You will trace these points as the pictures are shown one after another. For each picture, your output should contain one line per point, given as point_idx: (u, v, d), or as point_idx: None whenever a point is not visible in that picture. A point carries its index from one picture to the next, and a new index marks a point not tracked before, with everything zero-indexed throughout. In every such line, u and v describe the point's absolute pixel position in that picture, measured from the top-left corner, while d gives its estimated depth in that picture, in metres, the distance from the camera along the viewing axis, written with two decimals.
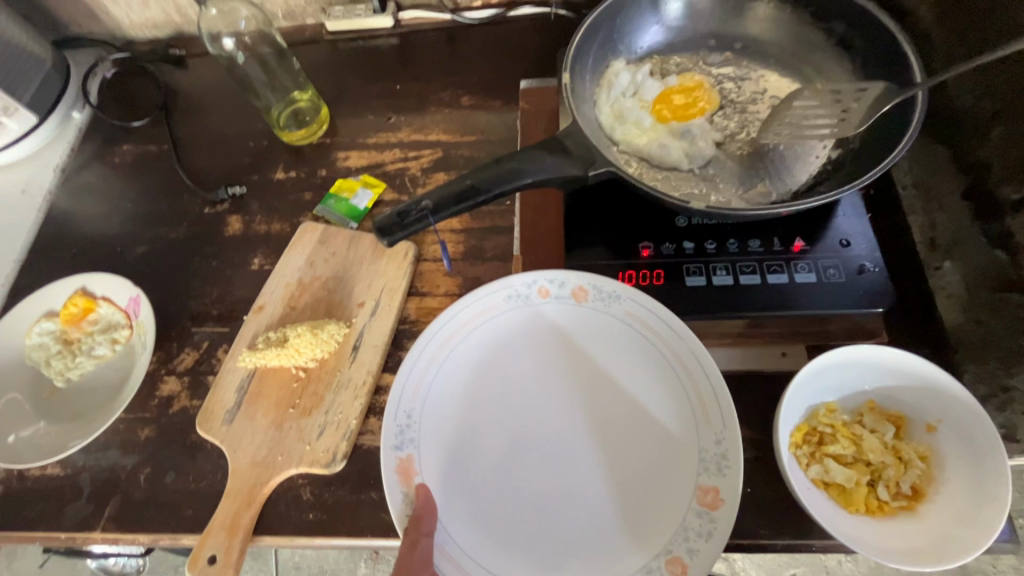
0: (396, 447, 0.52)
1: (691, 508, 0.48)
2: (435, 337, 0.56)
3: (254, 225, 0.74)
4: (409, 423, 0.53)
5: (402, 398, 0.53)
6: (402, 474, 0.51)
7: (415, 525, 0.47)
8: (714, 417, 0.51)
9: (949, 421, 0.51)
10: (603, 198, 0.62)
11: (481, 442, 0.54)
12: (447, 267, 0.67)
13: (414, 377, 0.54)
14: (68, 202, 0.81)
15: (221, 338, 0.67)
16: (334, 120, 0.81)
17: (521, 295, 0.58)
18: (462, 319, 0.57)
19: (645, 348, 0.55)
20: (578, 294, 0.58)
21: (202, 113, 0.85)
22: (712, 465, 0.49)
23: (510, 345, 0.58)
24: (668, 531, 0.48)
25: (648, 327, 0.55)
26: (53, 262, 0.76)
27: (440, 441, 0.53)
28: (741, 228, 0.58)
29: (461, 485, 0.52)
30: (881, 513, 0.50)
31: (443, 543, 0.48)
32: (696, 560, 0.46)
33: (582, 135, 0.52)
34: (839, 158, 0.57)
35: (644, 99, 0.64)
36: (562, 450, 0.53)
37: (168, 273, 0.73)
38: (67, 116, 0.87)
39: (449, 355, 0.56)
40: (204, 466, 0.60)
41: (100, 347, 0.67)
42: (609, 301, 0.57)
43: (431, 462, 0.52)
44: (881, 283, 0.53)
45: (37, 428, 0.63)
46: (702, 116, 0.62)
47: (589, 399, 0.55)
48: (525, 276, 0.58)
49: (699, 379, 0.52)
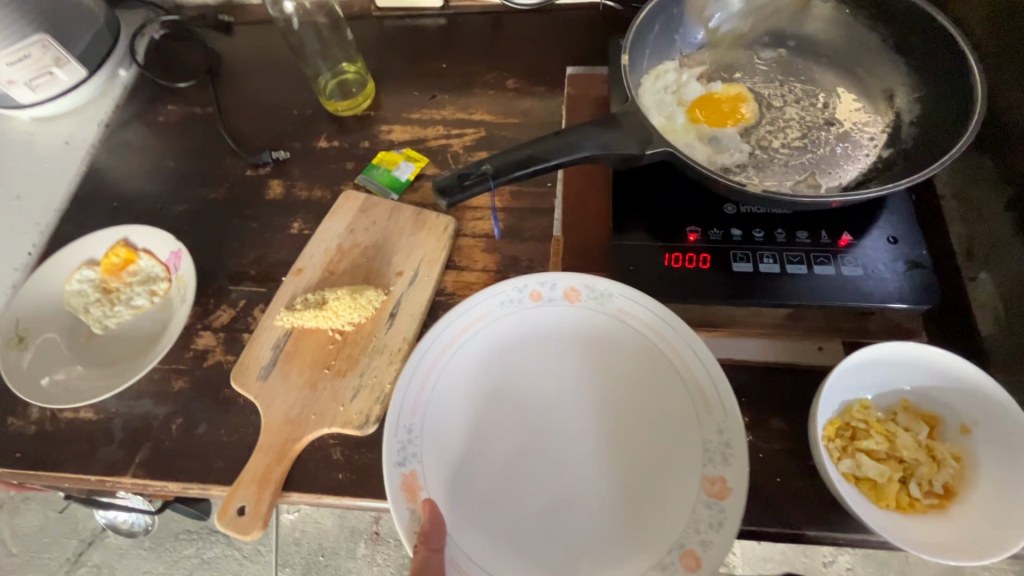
0: (399, 464, 0.51)
1: (700, 499, 0.49)
2: (431, 348, 0.56)
3: (295, 190, 0.75)
4: (411, 438, 0.52)
5: (401, 414, 0.53)
6: (408, 490, 0.50)
7: (424, 542, 0.47)
8: (714, 407, 0.52)
9: (986, 423, 0.51)
10: (648, 184, 0.62)
11: (484, 449, 0.54)
12: (496, 234, 0.69)
13: (412, 391, 0.54)
14: (111, 157, 0.82)
15: (257, 298, 0.68)
16: (378, 94, 0.82)
17: (512, 300, 0.59)
18: (459, 324, 0.58)
19: (640, 345, 0.57)
20: (569, 296, 0.59)
21: (248, 79, 0.86)
22: (717, 455, 0.50)
23: (506, 349, 0.58)
24: (677, 524, 0.49)
25: (642, 325, 0.56)
26: (94, 214, 0.77)
27: (442, 455, 0.53)
28: (788, 219, 0.58)
29: (467, 494, 0.52)
30: (912, 510, 0.50)
31: (456, 558, 0.48)
32: (712, 552, 0.47)
33: (638, 113, 0.52)
34: (890, 157, 0.57)
35: (683, 98, 0.61)
36: (563, 450, 0.54)
37: (207, 231, 0.73)
38: (114, 74, 0.88)
39: (447, 365, 0.56)
40: (236, 421, 0.61)
41: (138, 298, 0.68)
42: (600, 301, 0.58)
43: (435, 476, 0.52)
44: (925, 281, 0.54)
45: (72, 371, 0.64)
46: (750, 101, 0.60)
47: (588, 400, 0.56)
48: (514, 282, 0.59)
49: (694, 370, 0.54)
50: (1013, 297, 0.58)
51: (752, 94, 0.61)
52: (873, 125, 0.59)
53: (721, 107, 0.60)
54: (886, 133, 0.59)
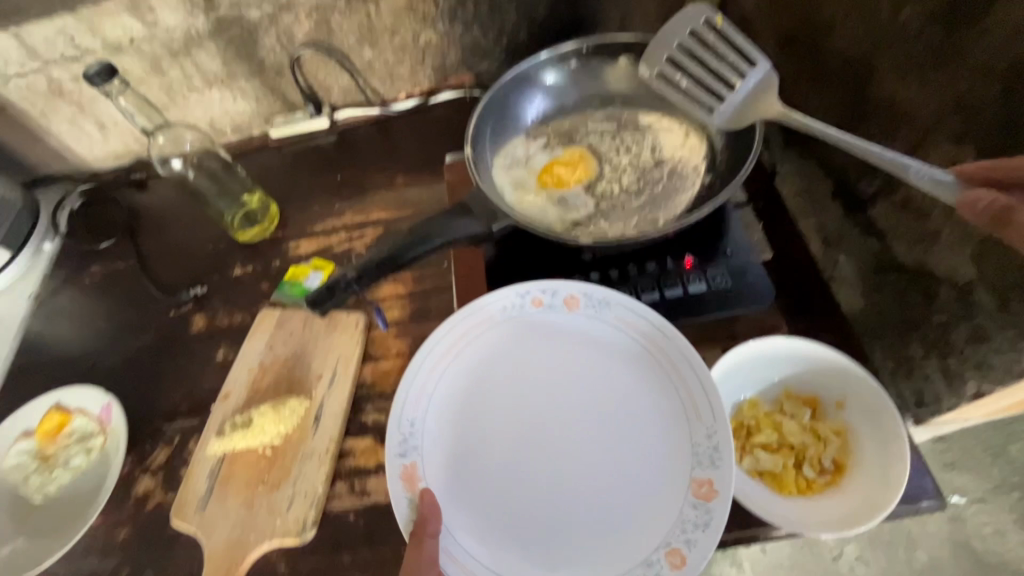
0: (400, 455, 0.55)
1: (687, 500, 0.51)
2: (436, 347, 0.60)
3: (217, 319, 0.80)
4: (413, 432, 0.57)
5: (404, 408, 0.57)
6: (407, 480, 0.54)
7: (420, 529, 0.50)
8: (704, 412, 0.54)
9: (853, 396, 0.56)
10: (515, 246, 0.68)
11: (481, 446, 0.57)
12: (381, 327, 0.74)
13: (416, 387, 0.58)
14: (44, 326, 0.86)
15: (191, 430, 0.71)
16: (283, 214, 0.89)
17: (515, 306, 0.62)
18: (460, 331, 0.61)
19: (634, 349, 0.59)
20: (569, 303, 0.61)
21: (164, 225, 0.93)
22: (705, 458, 0.52)
23: (507, 349, 0.61)
24: (665, 523, 0.51)
25: (634, 330, 0.59)
26: (30, 384, 0.80)
27: (443, 446, 0.57)
28: (638, 253, 0.64)
29: (464, 490, 0.55)
30: (812, 491, 0.54)
31: (449, 546, 0.52)
32: (695, 550, 0.49)
33: (483, 195, 0.60)
34: (711, 183, 0.64)
35: (532, 167, 0.70)
36: (559, 445, 0.56)
37: (139, 376, 0.77)
38: (39, 248, 0.94)
39: (451, 366, 0.60)
40: (182, 557, 0.62)
41: (75, 457, 0.70)
42: (598, 309, 0.60)
43: (435, 467, 0.56)
44: (761, 283, 0.61)
45: (14, 545, 0.65)
46: (591, 160, 0.69)
47: (581, 395, 0.58)
48: (517, 288, 0.62)
49: (683, 372, 0.56)
50: (864, 272, 0.66)
51: (591, 152, 0.70)
52: (694, 156, 0.67)
53: (564, 170, 0.68)
54: (707, 161, 0.67)
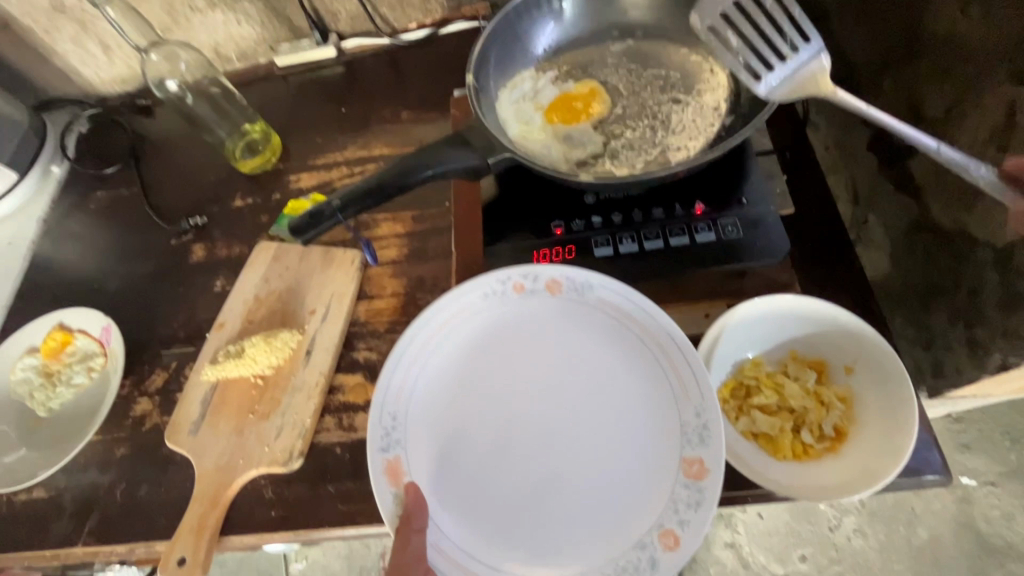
0: (383, 450, 0.52)
1: (678, 482, 0.49)
2: (416, 338, 0.56)
3: (216, 250, 0.79)
4: (395, 425, 0.54)
5: (386, 401, 0.54)
6: (391, 475, 0.52)
7: (406, 524, 0.48)
8: (692, 391, 0.51)
9: (863, 360, 0.52)
10: (516, 185, 0.64)
11: (466, 437, 0.55)
12: (370, 261, 0.72)
13: (397, 379, 0.55)
14: (52, 249, 0.87)
15: (188, 357, 0.72)
16: (286, 147, 0.86)
17: (496, 292, 0.58)
18: (440, 319, 0.57)
19: (620, 333, 0.56)
20: (550, 287, 0.58)
21: (168, 153, 0.91)
22: (695, 437, 0.50)
23: (489, 338, 0.58)
24: (657, 504, 0.49)
25: (620, 313, 0.56)
26: (37, 304, 0.82)
27: (427, 440, 0.54)
28: (645, 198, 0.60)
29: (450, 484, 0.53)
30: (807, 456, 0.51)
31: (437, 539, 0.50)
32: (689, 530, 0.47)
33: (481, 127, 0.56)
34: (732, 123, 0.59)
35: (539, 103, 0.65)
36: (546, 438, 0.54)
37: (140, 302, 0.77)
38: (47, 170, 0.93)
39: (431, 356, 0.57)
40: (175, 477, 0.64)
41: (77, 376, 0.72)
42: (581, 292, 0.57)
43: (419, 461, 0.53)
44: (778, 234, 0.56)
45: (19, 454, 0.68)
46: (604, 94, 0.64)
47: (568, 386, 0.56)
48: (498, 273, 0.58)
49: (671, 351, 0.53)
50: (893, 234, 0.61)
51: (603, 86, 0.64)
52: (716, 95, 0.62)
53: (573, 105, 0.63)
54: (730, 99, 0.61)
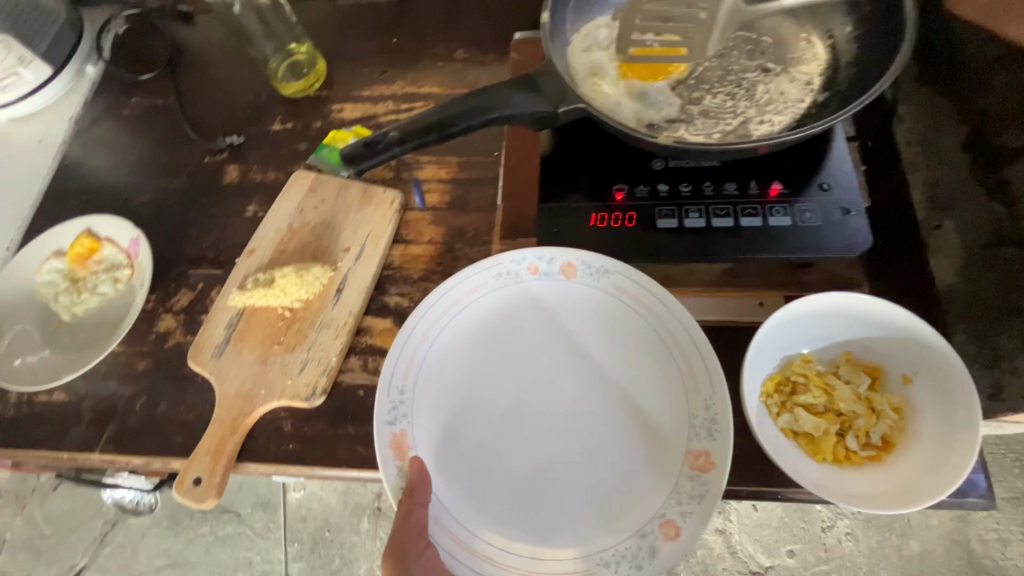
0: (389, 423, 0.51)
1: (683, 472, 0.49)
2: (428, 312, 0.55)
3: (250, 174, 0.76)
4: (402, 399, 0.52)
5: (395, 374, 0.53)
6: (396, 448, 0.50)
7: (409, 496, 0.47)
8: (702, 383, 0.51)
9: (926, 372, 0.49)
10: (578, 141, 0.60)
11: (472, 418, 0.53)
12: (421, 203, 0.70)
13: (406, 353, 0.54)
14: (81, 152, 0.84)
15: (215, 280, 0.70)
16: (330, 74, 0.82)
17: (509, 273, 0.57)
18: (454, 296, 0.56)
19: (633, 321, 0.55)
20: (565, 270, 0.56)
21: (206, 66, 0.87)
22: (703, 430, 0.50)
23: (501, 319, 0.57)
24: (661, 494, 0.49)
25: (635, 300, 0.55)
26: (64, 208, 0.80)
27: (433, 417, 0.53)
28: (718, 171, 0.56)
29: (455, 462, 0.52)
30: (848, 462, 0.49)
31: (439, 515, 0.49)
32: (691, 522, 0.47)
33: (554, 72, 0.51)
34: (825, 100, 0.55)
35: (614, 54, 0.60)
36: (553, 425, 0.53)
37: (169, 218, 0.75)
38: (81, 71, 0.90)
39: (441, 333, 0.55)
40: (194, 397, 0.63)
41: (103, 285, 0.71)
42: (597, 276, 0.55)
43: (425, 437, 0.52)
44: (859, 227, 0.52)
45: (42, 355, 0.67)
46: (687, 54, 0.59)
47: (578, 374, 0.55)
48: (513, 254, 0.57)
49: (683, 344, 0.53)
50: (971, 244, 0.56)
51: (685, 44, 0.59)
52: (809, 68, 0.57)
53: (653, 58, 0.58)
54: (824, 75, 0.57)
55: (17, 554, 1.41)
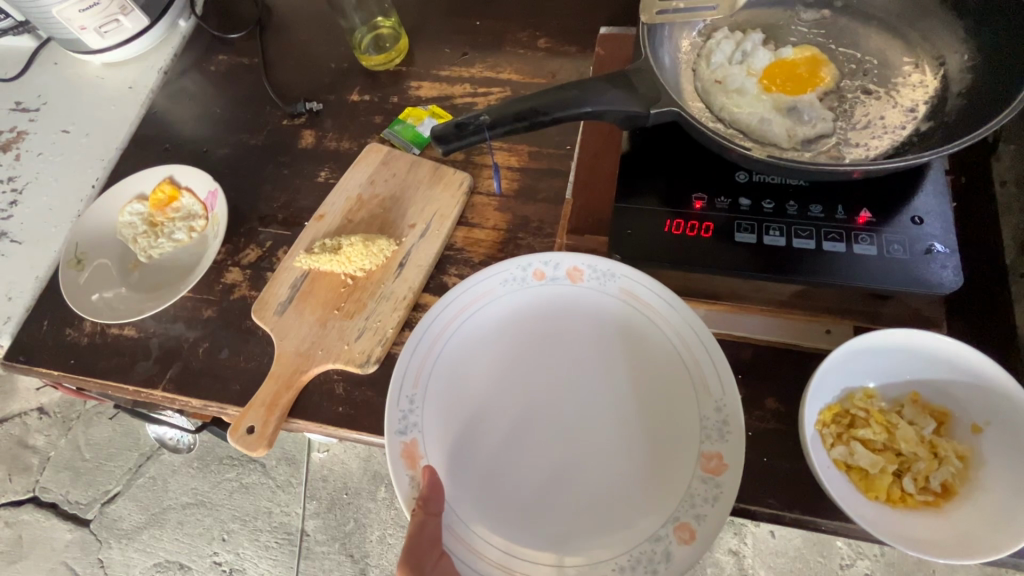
0: (400, 432, 0.51)
1: (696, 475, 0.48)
2: (437, 319, 0.55)
3: (325, 140, 0.78)
4: (413, 408, 0.53)
5: (404, 384, 0.53)
6: (408, 458, 0.51)
7: (421, 506, 0.47)
8: (711, 383, 0.51)
9: (999, 423, 0.48)
10: (663, 143, 0.60)
11: (482, 423, 0.54)
12: (496, 187, 0.70)
13: (416, 362, 0.54)
14: (167, 102, 0.87)
15: (282, 240, 0.72)
16: (411, 50, 0.83)
17: (515, 280, 0.58)
18: (462, 303, 0.57)
19: (639, 325, 0.56)
20: (570, 275, 0.58)
21: (293, 31, 0.89)
22: (713, 431, 0.49)
23: (509, 327, 0.57)
24: (674, 496, 0.48)
25: (642, 304, 0.55)
26: (147, 154, 0.83)
27: (442, 426, 0.53)
28: (804, 191, 0.55)
29: (466, 469, 0.52)
30: (903, 504, 0.48)
31: (452, 523, 0.49)
32: (705, 525, 0.46)
33: (651, 73, 0.51)
34: (928, 130, 0.54)
35: (752, 68, 0.60)
36: (562, 429, 0.53)
37: (244, 174, 0.78)
38: (174, 24, 0.93)
39: (450, 340, 0.56)
40: (254, 349, 0.66)
41: (179, 232, 0.74)
42: (602, 280, 0.57)
43: (436, 445, 0.52)
44: (949, 265, 0.50)
45: (118, 292, 0.71)
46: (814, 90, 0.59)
47: (588, 381, 0.55)
48: (518, 261, 0.58)
49: (693, 347, 0.52)
50: None
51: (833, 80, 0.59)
52: (915, 94, 0.57)
53: (790, 80, 0.59)
54: (930, 104, 0.56)
55: (59, 472, 1.51)
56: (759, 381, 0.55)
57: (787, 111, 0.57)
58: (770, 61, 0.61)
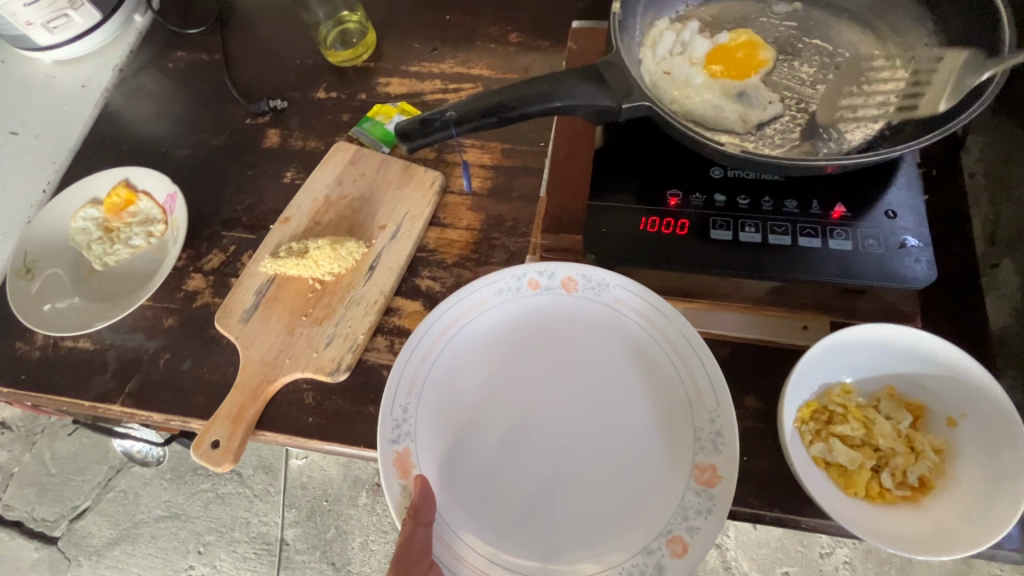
0: (393, 441, 0.50)
1: (689, 487, 0.48)
2: (432, 327, 0.54)
3: (291, 140, 0.75)
4: (406, 417, 0.51)
5: (398, 392, 0.51)
6: (400, 467, 0.49)
7: (413, 515, 0.46)
8: (706, 395, 0.50)
9: (974, 416, 0.48)
10: (636, 137, 0.59)
11: (477, 434, 0.52)
12: (467, 186, 0.68)
13: (410, 370, 0.52)
14: (122, 100, 0.83)
15: (247, 244, 0.69)
16: (379, 45, 0.80)
17: (510, 289, 0.56)
18: (457, 310, 0.55)
19: (637, 336, 0.54)
20: (565, 285, 0.56)
21: (255, 26, 0.85)
22: (708, 443, 0.49)
23: (505, 336, 0.56)
24: (668, 509, 0.48)
25: (639, 315, 0.54)
26: (101, 156, 0.79)
27: (436, 436, 0.52)
28: (780, 186, 0.54)
29: (459, 480, 0.50)
30: (881, 499, 0.48)
31: (443, 534, 0.48)
32: (698, 538, 0.46)
33: (622, 66, 0.50)
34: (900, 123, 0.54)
35: (693, 57, 0.61)
36: (559, 441, 0.52)
37: (207, 176, 0.75)
38: (129, 19, 0.89)
39: (445, 349, 0.54)
40: (219, 359, 0.63)
41: (137, 238, 0.71)
42: (597, 290, 0.56)
43: (430, 455, 0.51)
44: (923, 260, 0.50)
45: (71, 302, 0.67)
46: (757, 73, 0.59)
47: (585, 391, 0.53)
48: (513, 269, 0.56)
49: (689, 359, 0.52)
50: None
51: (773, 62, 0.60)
52: (886, 87, 0.57)
53: (734, 61, 0.60)
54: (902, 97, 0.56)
55: (23, 488, 1.44)
56: (738, 379, 0.54)
57: (737, 96, 0.58)
58: (709, 48, 0.61)
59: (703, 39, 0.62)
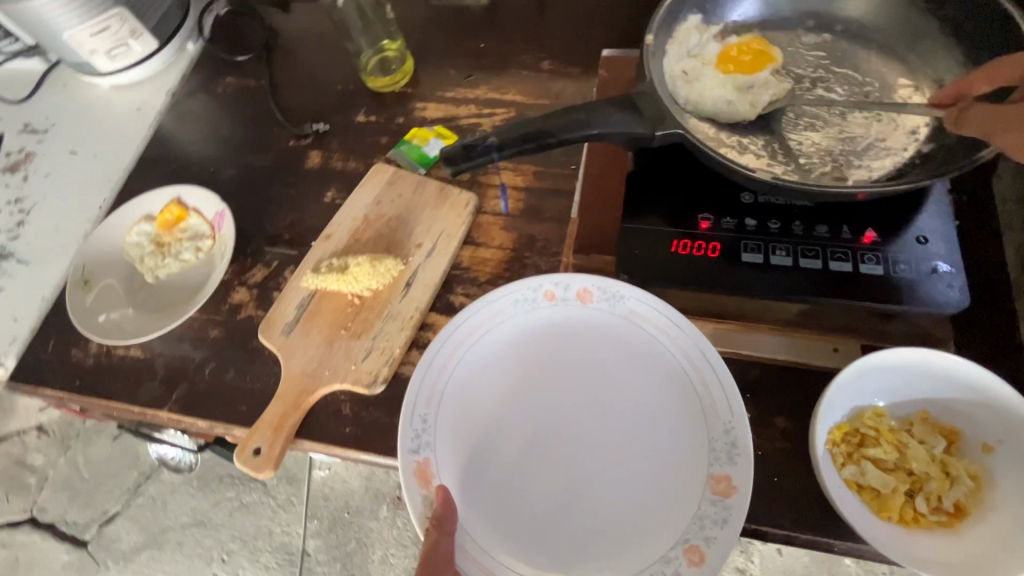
0: (414, 451, 0.51)
1: (705, 497, 0.49)
2: (450, 339, 0.55)
3: (332, 161, 0.79)
4: (426, 427, 0.53)
5: (418, 403, 0.53)
6: (421, 477, 0.51)
7: (436, 525, 0.47)
8: (720, 406, 0.51)
9: (1011, 444, 0.48)
10: (667, 162, 0.61)
11: (494, 443, 0.53)
12: (501, 207, 0.71)
13: (429, 382, 0.54)
14: (174, 123, 0.88)
15: (289, 260, 0.73)
16: (416, 72, 0.84)
17: (526, 301, 0.58)
18: (474, 322, 0.57)
19: (650, 347, 0.55)
20: (580, 297, 0.58)
21: (300, 54, 0.90)
22: (723, 453, 0.50)
23: (520, 347, 0.57)
24: (684, 518, 0.49)
25: (652, 326, 0.55)
26: (154, 175, 0.84)
27: (455, 445, 0.53)
28: (809, 211, 0.55)
29: (478, 489, 0.52)
30: (916, 523, 0.47)
31: (464, 541, 0.49)
32: (714, 548, 0.47)
33: (655, 96, 0.52)
34: (930, 152, 0.55)
35: (705, 57, 0.63)
36: (575, 450, 0.53)
37: (252, 195, 0.78)
38: (182, 47, 0.94)
39: (463, 360, 0.56)
40: (261, 369, 0.66)
41: (186, 253, 0.75)
42: (611, 302, 0.57)
43: (449, 464, 0.52)
44: (955, 286, 0.50)
45: (124, 312, 0.71)
46: (764, 70, 0.62)
47: (600, 401, 0.54)
48: (529, 281, 0.58)
49: (702, 370, 0.53)
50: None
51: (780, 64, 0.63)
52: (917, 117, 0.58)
53: (743, 60, 0.63)
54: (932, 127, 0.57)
55: (57, 492, 1.49)
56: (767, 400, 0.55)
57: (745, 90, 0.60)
58: (720, 49, 0.64)
59: (714, 42, 0.65)
